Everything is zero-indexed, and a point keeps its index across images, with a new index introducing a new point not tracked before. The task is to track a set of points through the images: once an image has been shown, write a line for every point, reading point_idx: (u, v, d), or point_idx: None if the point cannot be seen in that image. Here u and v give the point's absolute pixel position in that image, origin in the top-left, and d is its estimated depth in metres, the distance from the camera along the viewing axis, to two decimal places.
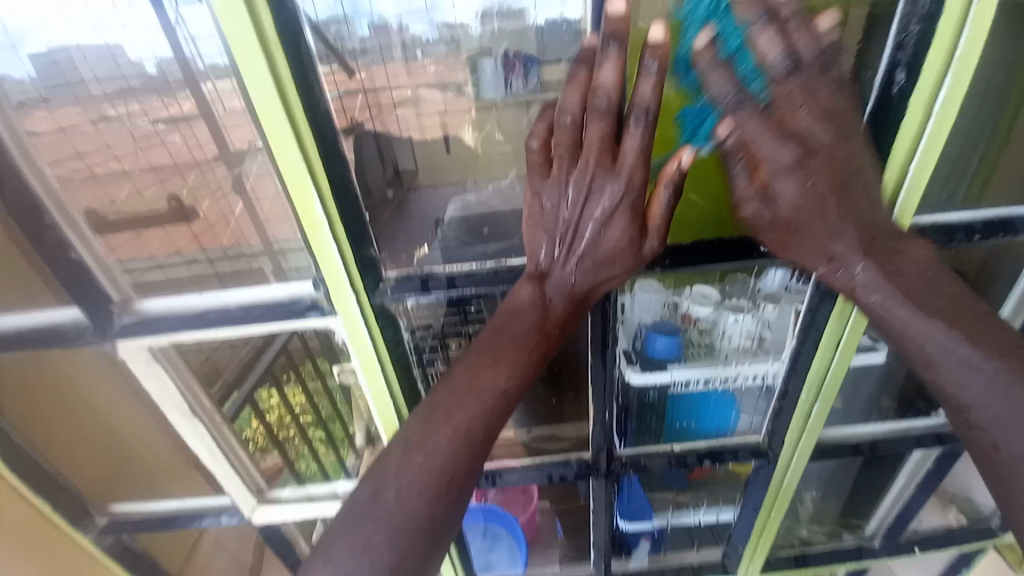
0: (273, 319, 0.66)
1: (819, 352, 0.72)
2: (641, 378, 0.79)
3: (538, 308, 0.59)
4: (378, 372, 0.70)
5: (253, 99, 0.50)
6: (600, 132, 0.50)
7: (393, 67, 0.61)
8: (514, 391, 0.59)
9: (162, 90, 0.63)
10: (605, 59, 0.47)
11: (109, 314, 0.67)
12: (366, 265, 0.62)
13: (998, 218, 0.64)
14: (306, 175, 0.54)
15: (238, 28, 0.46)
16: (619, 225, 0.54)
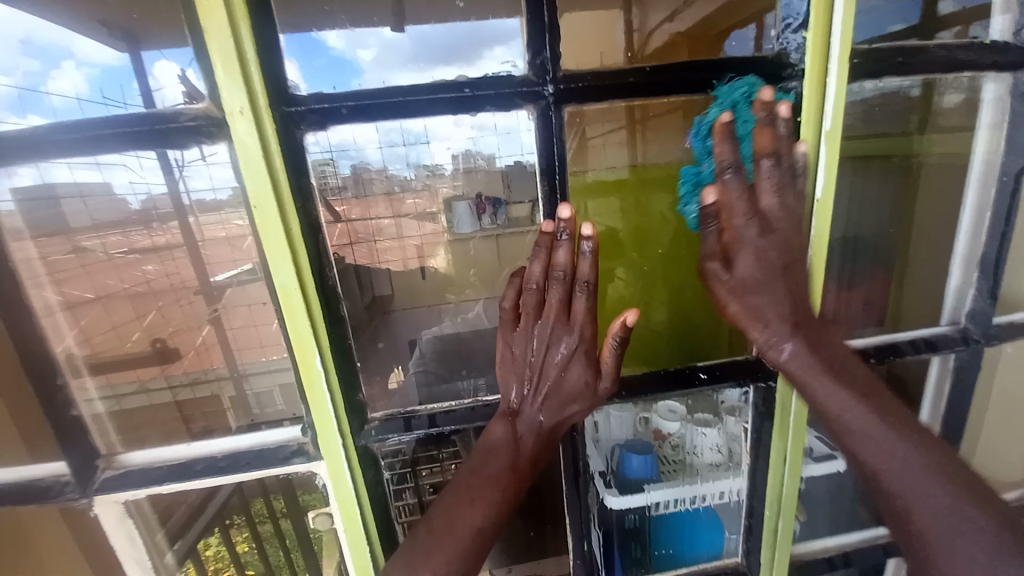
0: (260, 467, 0.66)
1: (770, 469, 0.76)
2: (619, 501, 0.79)
3: (511, 448, 0.61)
4: (357, 516, 0.67)
5: (276, 283, 0.57)
6: (559, 294, 0.58)
7: (376, 198, 0.75)
8: (491, 529, 0.60)
9: (147, 222, 0.66)
10: (559, 245, 0.57)
11: (93, 468, 0.65)
12: (354, 410, 0.64)
13: (886, 344, 0.74)
14: (312, 338, 0.59)
15: (263, 214, 0.54)
16: (578, 367, 0.61)
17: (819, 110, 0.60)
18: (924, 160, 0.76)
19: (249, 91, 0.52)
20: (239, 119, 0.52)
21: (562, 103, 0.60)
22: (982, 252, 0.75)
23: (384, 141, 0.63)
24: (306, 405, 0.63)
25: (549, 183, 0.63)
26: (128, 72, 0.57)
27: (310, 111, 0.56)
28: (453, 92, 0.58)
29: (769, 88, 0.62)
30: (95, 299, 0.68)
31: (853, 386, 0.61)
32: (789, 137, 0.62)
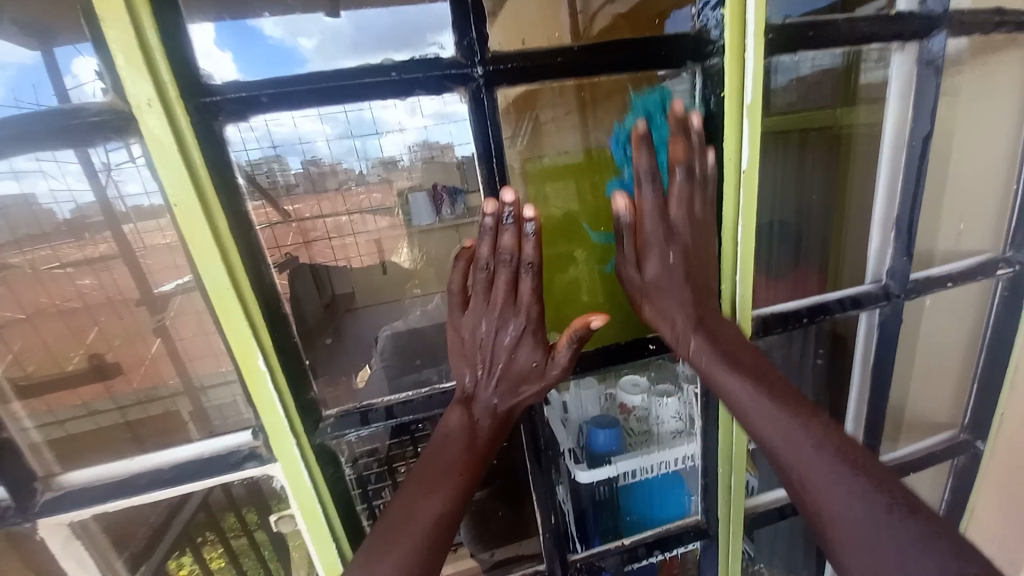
0: (210, 474, 0.64)
1: (721, 427, 0.80)
2: (589, 475, 0.82)
3: (469, 431, 0.63)
4: (319, 515, 0.66)
5: (207, 284, 0.54)
6: (505, 278, 0.58)
7: (326, 195, 0.65)
8: (451, 516, 0.60)
9: (78, 232, 0.60)
10: (504, 228, 0.56)
11: (31, 492, 0.61)
12: (305, 409, 0.64)
13: (817, 304, 0.78)
14: (251, 340, 0.57)
15: (187, 214, 0.52)
16: (528, 349, 0.62)
17: (739, 85, 0.62)
18: (855, 129, 0.81)
19: (157, 82, 0.49)
20: (147, 111, 0.49)
21: (493, 86, 0.61)
22: (897, 216, 0.80)
23: (332, 134, 0.60)
24: (255, 413, 0.62)
25: (488, 168, 0.64)
26: (34, 71, 0.52)
27: (227, 101, 0.53)
28: (378, 77, 0.57)
29: (694, 65, 0.65)
30: (23, 318, 0.62)
31: (746, 371, 0.67)
32: (714, 110, 0.65)
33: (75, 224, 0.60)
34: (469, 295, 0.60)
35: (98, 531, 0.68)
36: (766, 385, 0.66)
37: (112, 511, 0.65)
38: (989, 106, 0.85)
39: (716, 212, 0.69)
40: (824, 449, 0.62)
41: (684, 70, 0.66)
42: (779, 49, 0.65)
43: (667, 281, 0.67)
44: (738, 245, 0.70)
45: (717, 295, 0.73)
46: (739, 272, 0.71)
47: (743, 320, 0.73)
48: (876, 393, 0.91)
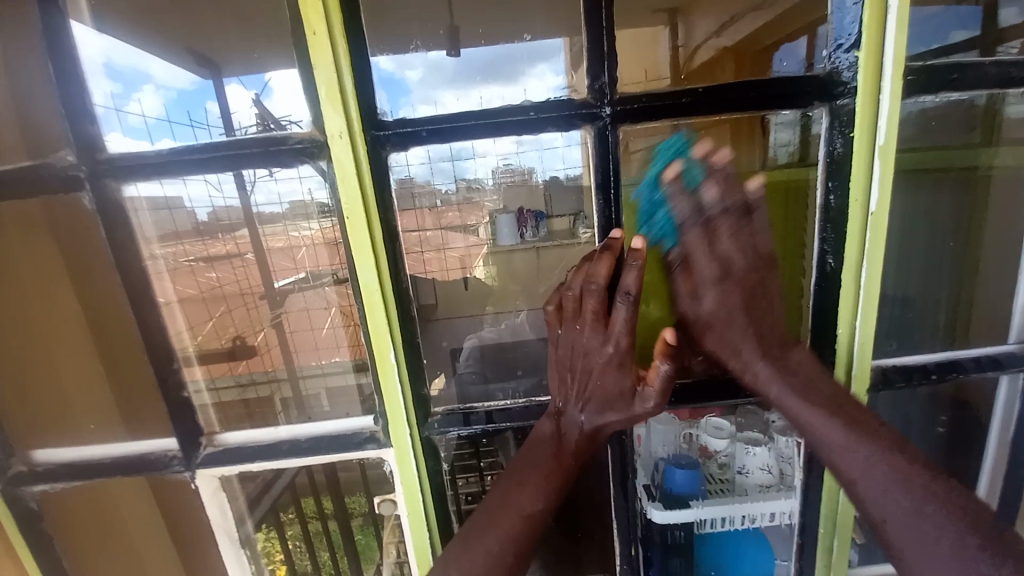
0: (337, 451, 0.70)
1: (827, 486, 0.73)
2: (664, 516, 0.77)
3: (554, 442, 0.65)
4: (419, 502, 0.71)
5: (361, 284, 0.63)
6: (596, 304, 0.60)
7: (422, 212, 0.78)
8: (541, 515, 0.63)
9: (207, 233, 0.78)
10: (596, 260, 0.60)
11: (197, 444, 0.72)
12: (419, 402, 0.69)
13: (948, 360, 0.71)
14: (387, 333, 0.64)
15: (352, 221, 0.61)
16: (616, 374, 0.62)
17: (871, 127, 0.60)
18: (993, 172, 0.74)
19: (347, 118, 0.59)
20: (338, 141, 0.59)
21: (618, 123, 0.63)
22: None
23: (432, 156, 0.66)
24: (378, 397, 0.68)
25: (604, 197, 0.66)
26: (208, 100, 0.69)
27: (394, 135, 0.61)
28: (518, 116, 0.62)
29: (821, 106, 0.62)
30: (199, 296, 0.80)
31: (823, 406, 0.62)
32: (841, 151, 0.62)
33: (211, 223, 0.76)
34: (563, 314, 0.63)
35: (236, 486, 0.77)
36: (843, 417, 0.62)
37: (252, 470, 0.74)
38: None
39: (839, 253, 0.65)
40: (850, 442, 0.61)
41: (807, 111, 0.63)
42: (917, 90, 0.61)
43: (727, 313, 0.63)
44: (860, 288, 0.65)
45: (833, 338, 0.68)
46: (860, 317, 0.66)
47: (862, 365, 0.68)
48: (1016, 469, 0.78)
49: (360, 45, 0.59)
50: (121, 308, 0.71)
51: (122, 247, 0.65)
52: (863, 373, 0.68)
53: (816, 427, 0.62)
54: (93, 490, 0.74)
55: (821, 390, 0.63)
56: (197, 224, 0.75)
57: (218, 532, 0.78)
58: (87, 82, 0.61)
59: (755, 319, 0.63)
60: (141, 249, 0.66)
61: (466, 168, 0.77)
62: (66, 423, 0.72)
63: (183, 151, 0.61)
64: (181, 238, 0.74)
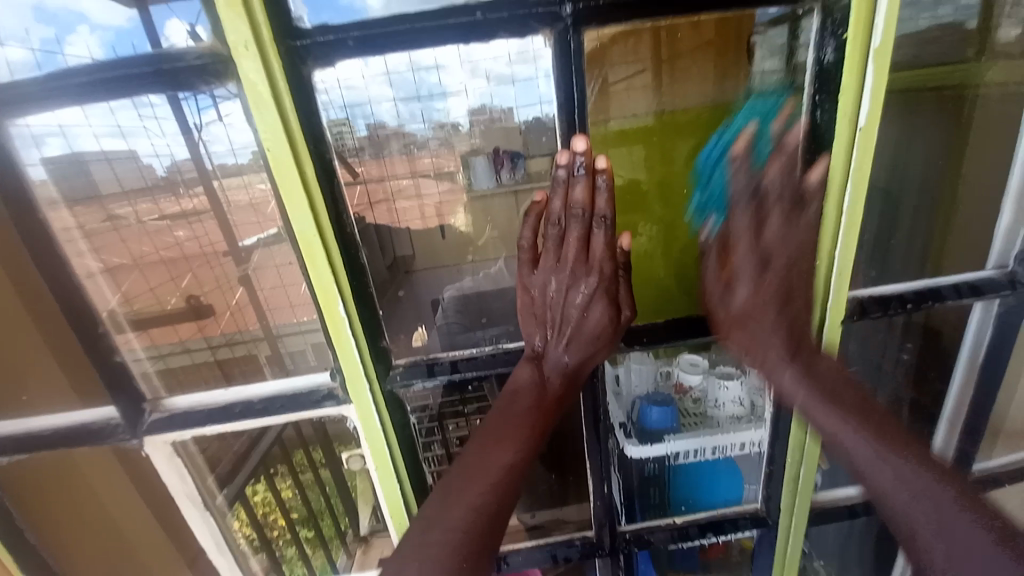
0: (295, 410, 0.70)
1: (795, 423, 0.75)
2: (639, 450, 0.80)
3: (536, 389, 0.64)
4: (387, 456, 0.70)
5: (295, 231, 0.58)
6: (579, 234, 0.57)
7: (391, 158, 0.70)
8: (520, 465, 0.62)
9: (166, 192, 0.66)
10: (575, 181, 0.55)
11: (141, 410, 0.70)
12: (379, 355, 0.67)
13: (927, 289, 0.71)
14: (334, 285, 0.60)
15: (282, 165, 0.55)
16: (599, 308, 0.61)
17: (866, 24, 0.55)
18: (981, 89, 0.71)
19: (251, 22, 0.51)
20: (245, 54, 0.51)
21: (581, 26, 0.57)
22: None
23: (399, 96, 0.63)
24: (333, 353, 0.65)
25: (568, 119, 0.61)
26: (144, 37, 0.54)
27: (316, 45, 0.55)
28: (462, 16, 0.55)
29: (812, 2, 0.57)
30: (132, 263, 0.69)
31: (843, 407, 0.66)
32: (831, 58, 0.57)
33: (169, 179, 0.65)
34: (540, 250, 0.60)
35: (195, 453, 0.75)
36: (874, 428, 0.64)
37: (208, 434, 0.73)
38: None
39: (821, 175, 0.62)
40: (882, 459, 0.62)
41: (796, 8, 0.58)
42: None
43: (759, 307, 0.65)
44: (842, 214, 0.62)
45: (811, 267, 0.66)
46: (840, 246, 0.64)
47: (838, 296, 0.67)
48: (980, 391, 0.80)
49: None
50: (36, 273, 0.64)
51: (20, 203, 0.59)
52: (841, 301, 0.67)
53: (842, 434, 0.65)
54: (46, 463, 0.72)
55: (830, 380, 0.67)
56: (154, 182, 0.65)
57: (179, 497, 0.77)
58: (15, 31, 0.55)
59: (794, 299, 0.65)
60: (44, 210, 0.61)
61: (438, 107, 0.68)
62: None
63: (66, 75, 0.54)
64: (133, 200, 0.66)
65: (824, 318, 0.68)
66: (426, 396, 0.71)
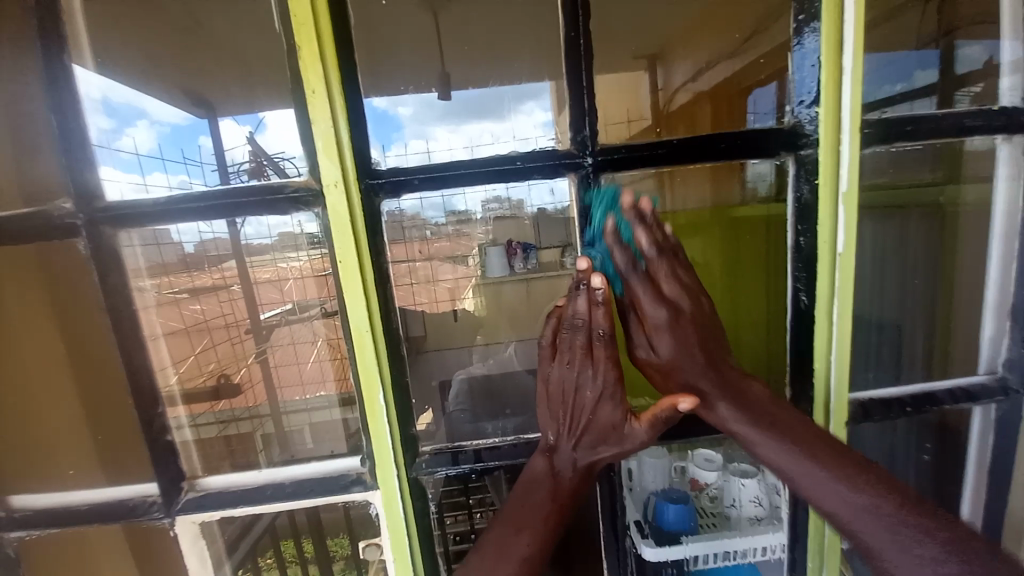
0: (324, 495, 0.69)
1: (812, 529, 0.74)
2: (655, 553, 0.77)
3: (550, 483, 0.64)
4: (405, 546, 0.69)
5: (351, 323, 0.64)
6: (583, 339, 0.62)
7: (412, 242, 0.78)
8: (541, 559, 0.61)
9: (195, 265, 0.74)
10: (579, 295, 0.61)
11: (178, 489, 0.71)
12: (407, 442, 0.68)
13: (923, 393, 0.74)
14: (377, 374, 0.65)
15: (346, 271, 0.62)
16: (607, 408, 0.64)
17: (834, 174, 0.64)
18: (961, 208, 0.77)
19: (342, 166, 0.61)
20: (333, 189, 0.61)
21: (600, 171, 0.67)
22: (1011, 302, 0.74)
23: (427, 199, 0.68)
24: (366, 438, 0.68)
25: (588, 238, 0.68)
26: (196, 132, 0.73)
27: (388, 183, 0.64)
28: (506, 164, 0.65)
29: (787, 155, 0.67)
30: (184, 329, 0.77)
31: (759, 422, 0.62)
32: (808, 197, 0.66)
33: (198, 255, 0.73)
34: (554, 349, 0.64)
35: (217, 533, 0.75)
36: (789, 435, 0.60)
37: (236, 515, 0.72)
38: None
39: (811, 289, 0.68)
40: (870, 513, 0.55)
41: (776, 159, 0.67)
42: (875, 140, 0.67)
43: (681, 355, 0.65)
44: (834, 325, 0.68)
45: (812, 373, 0.70)
46: (836, 353, 0.68)
47: (840, 397, 0.70)
48: (998, 498, 0.79)
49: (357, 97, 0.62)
50: (111, 351, 0.70)
51: (115, 290, 0.66)
52: (843, 407, 0.70)
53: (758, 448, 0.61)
54: (71, 539, 0.73)
55: (798, 428, 0.61)
56: (183, 255, 0.72)
57: None
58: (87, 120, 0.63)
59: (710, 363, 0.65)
60: (132, 291, 0.67)
61: (456, 201, 0.76)
62: (47, 470, 0.70)
63: (178, 199, 0.63)
64: (168, 270, 0.71)
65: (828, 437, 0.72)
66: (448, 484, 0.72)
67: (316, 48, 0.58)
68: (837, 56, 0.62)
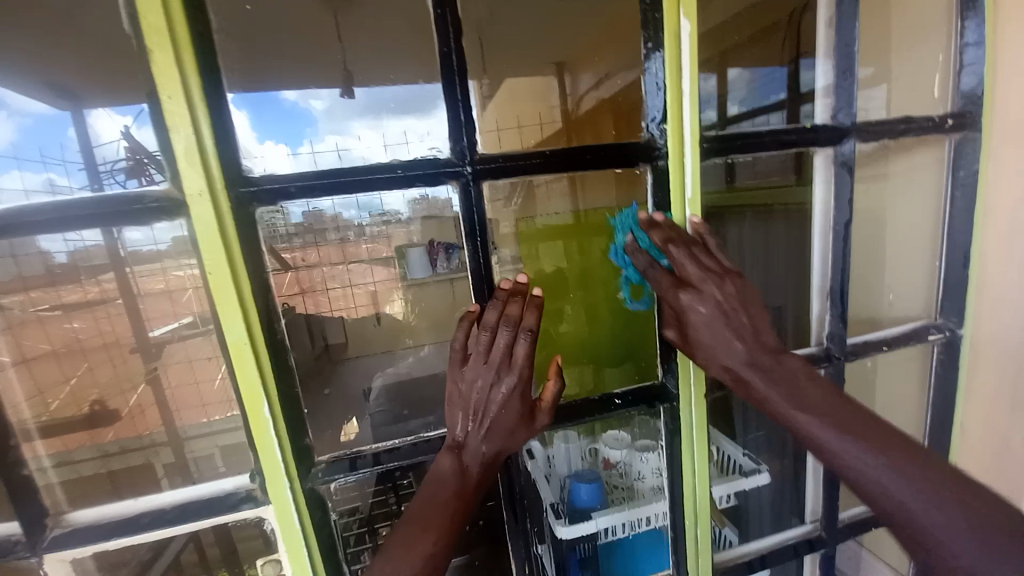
0: (210, 516, 0.65)
1: (686, 490, 0.81)
2: (569, 530, 0.85)
3: (457, 478, 0.66)
4: (304, 555, 0.67)
5: (227, 338, 0.60)
6: (508, 340, 0.65)
7: (321, 244, 0.81)
8: (441, 554, 0.64)
9: (67, 278, 0.66)
10: (511, 300, 0.66)
11: (41, 527, 0.63)
12: (301, 453, 0.66)
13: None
14: (260, 387, 0.62)
15: (218, 283, 0.58)
16: (515, 405, 0.67)
17: (681, 182, 0.73)
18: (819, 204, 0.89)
19: (208, 177, 0.57)
20: (198, 200, 0.57)
21: (480, 178, 0.69)
22: (830, 286, 0.87)
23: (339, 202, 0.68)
24: (254, 454, 0.65)
25: (472, 238, 0.70)
26: (65, 120, 0.64)
27: (264, 191, 0.61)
28: (386, 173, 0.65)
29: (644, 165, 0.74)
30: (51, 352, 0.68)
31: (840, 425, 0.65)
32: (659, 203, 0.75)
33: (70, 266, 0.65)
34: (470, 351, 0.67)
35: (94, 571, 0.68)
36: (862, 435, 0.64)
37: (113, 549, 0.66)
38: (920, 193, 0.90)
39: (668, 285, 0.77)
40: (890, 464, 0.62)
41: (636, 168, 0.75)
42: (712, 153, 0.74)
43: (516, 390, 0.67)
44: None
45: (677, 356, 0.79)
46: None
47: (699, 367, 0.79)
48: None
49: (220, 100, 0.58)
50: None
51: None
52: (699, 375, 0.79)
53: (844, 449, 0.64)
54: None
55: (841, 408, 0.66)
56: (49, 266, 0.64)
57: None
58: None
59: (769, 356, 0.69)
60: None
61: (372, 202, 0.72)
62: None
63: (30, 210, 0.55)
64: (29, 286, 0.65)
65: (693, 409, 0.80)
66: (342, 491, 0.71)
67: (170, 52, 0.53)
68: (677, 77, 0.70)
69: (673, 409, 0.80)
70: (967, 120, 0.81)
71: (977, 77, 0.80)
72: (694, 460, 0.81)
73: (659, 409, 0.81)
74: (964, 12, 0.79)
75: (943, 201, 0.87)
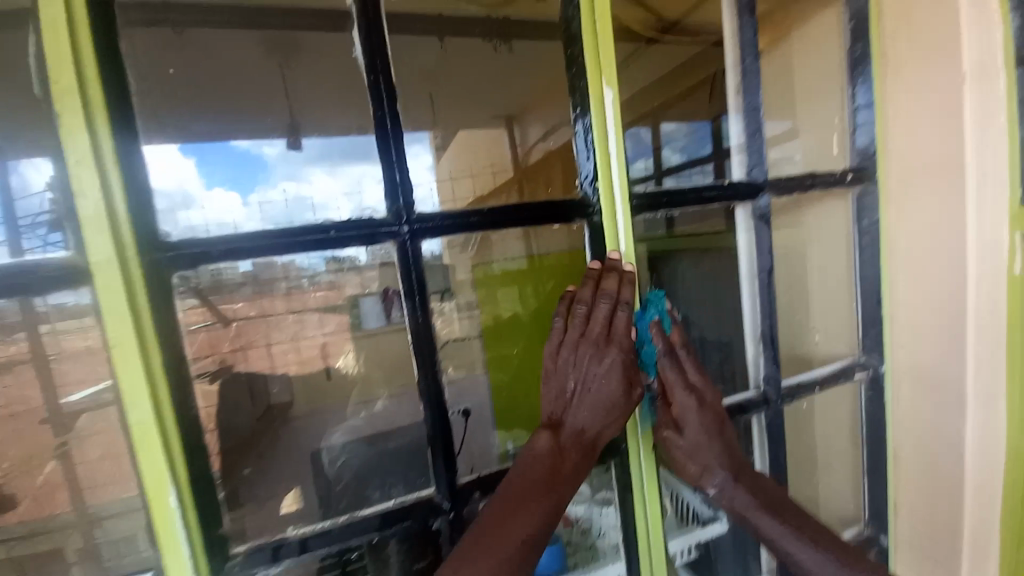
0: None
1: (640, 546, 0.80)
2: None
3: (553, 459, 0.68)
4: None
5: (130, 423, 0.55)
6: (605, 312, 0.70)
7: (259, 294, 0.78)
8: (541, 539, 0.64)
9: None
10: (603, 277, 0.72)
11: None
12: (212, 543, 0.62)
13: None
14: (167, 474, 0.57)
15: (123, 358, 0.54)
16: (615, 381, 0.70)
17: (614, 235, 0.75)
18: None
19: (117, 241, 0.53)
20: (104, 267, 0.52)
21: (417, 238, 0.68)
22: (762, 331, 0.91)
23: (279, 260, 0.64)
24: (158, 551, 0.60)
25: (409, 288, 0.68)
26: None
27: (182, 254, 0.57)
28: (319, 234, 0.63)
29: (581, 220, 0.76)
30: None
31: (777, 514, 0.74)
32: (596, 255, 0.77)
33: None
34: (567, 329, 0.71)
35: None
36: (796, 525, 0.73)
37: None
38: (833, 240, 0.99)
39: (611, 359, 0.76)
40: (822, 559, 0.70)
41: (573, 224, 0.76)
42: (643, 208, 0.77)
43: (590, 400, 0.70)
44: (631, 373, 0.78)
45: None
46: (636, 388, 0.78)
47: (643, 422, 0.79)
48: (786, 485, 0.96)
49: (134, 159, 0.56)
50: None
51: None
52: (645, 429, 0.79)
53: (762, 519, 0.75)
54: None
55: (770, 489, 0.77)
56: None
57: None
58: None
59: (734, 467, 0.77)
60: None
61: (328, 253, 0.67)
62: None
63: None
64: None
65: (641, 461, 0.79)
66: None
67: (82, 112, 0.51)
68: (606, 143, 0.72)
69: (621, 462, 0.80)
70: (865, 174, 0.91)
71: (869, 135, 0.90)
72: (647, 516, 0.80)
73: (609, 463, 0.81)
74: (854, 79, 0.91)
75: (852, 245, 0.96)
